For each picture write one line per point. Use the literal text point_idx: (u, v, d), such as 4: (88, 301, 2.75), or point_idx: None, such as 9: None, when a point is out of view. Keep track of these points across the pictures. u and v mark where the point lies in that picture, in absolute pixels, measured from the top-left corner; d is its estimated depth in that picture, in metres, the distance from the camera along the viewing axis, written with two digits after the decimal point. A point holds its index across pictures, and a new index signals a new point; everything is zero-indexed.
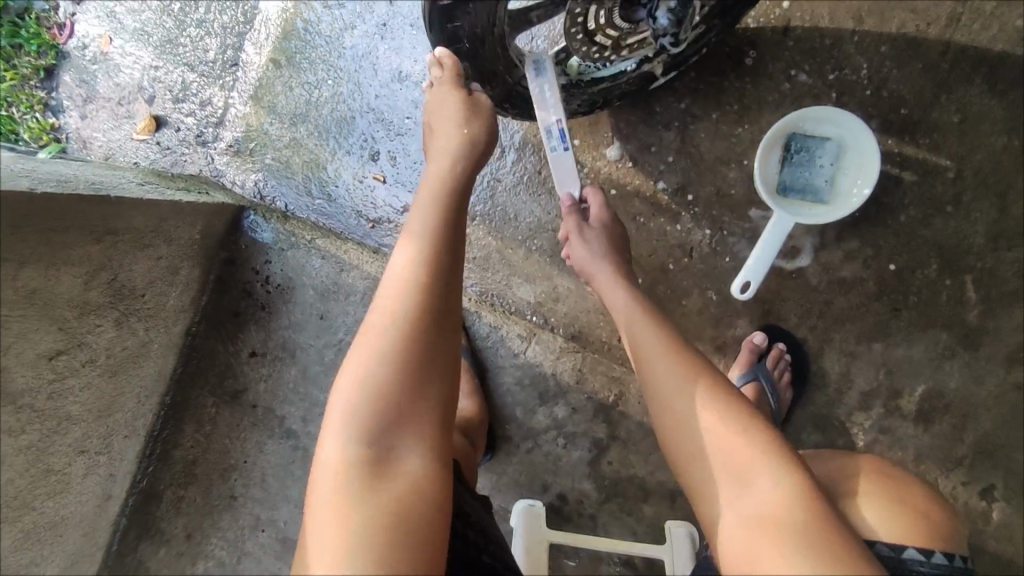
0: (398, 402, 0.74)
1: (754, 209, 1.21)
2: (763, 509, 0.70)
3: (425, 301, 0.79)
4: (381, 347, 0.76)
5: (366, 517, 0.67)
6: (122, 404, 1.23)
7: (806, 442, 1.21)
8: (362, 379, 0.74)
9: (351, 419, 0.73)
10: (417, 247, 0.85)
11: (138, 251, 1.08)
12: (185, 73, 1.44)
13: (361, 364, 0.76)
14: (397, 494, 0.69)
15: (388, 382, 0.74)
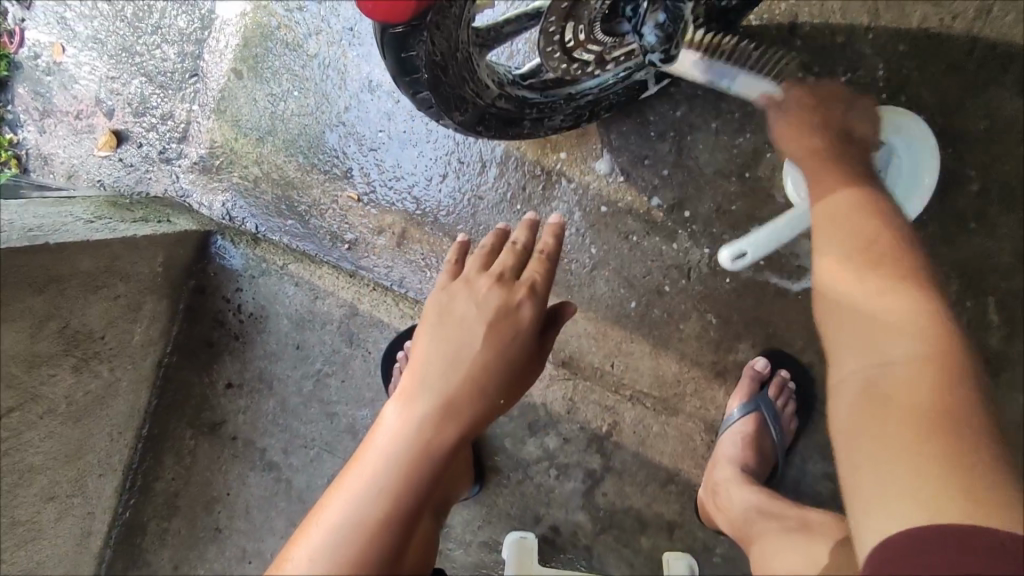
0: (404, 492, 0.74)
1: (757, 226, 1.11)
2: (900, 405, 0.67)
3: (447, 416, 0.76)
4: (396, 501, 0.73)
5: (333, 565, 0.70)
6: (92, 445, 1.17)
7: (812, 472, 1.15)
8: (361, 527, 0.71)
9: (353, 501, 0.73)
10: (447, 401, 0.77)
11: (91, 295, 1.01)
12: (143, 84, 1.34)
13: (365, 516, 0.72)
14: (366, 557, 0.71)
15: (403, 475, 0.74)
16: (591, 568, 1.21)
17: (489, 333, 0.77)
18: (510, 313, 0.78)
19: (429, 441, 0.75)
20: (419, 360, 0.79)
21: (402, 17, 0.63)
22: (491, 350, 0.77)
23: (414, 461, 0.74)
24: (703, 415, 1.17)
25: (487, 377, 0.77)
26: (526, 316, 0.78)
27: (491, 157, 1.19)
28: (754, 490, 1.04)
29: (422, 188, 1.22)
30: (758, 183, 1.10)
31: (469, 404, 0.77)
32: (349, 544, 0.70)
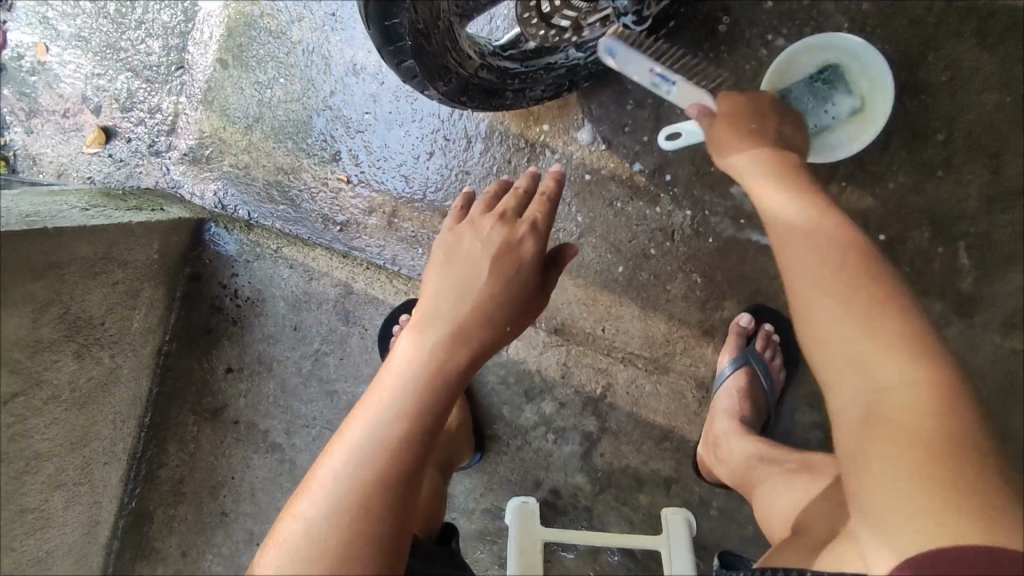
0: (412, 418, 0.74)
1: (737, 186, 1.15)
2: (894, 428, 0.64)
3: (454, 345, 0.79)
4: (413, 423, 0.74)
5: (339, 500, 0.69)
6: (97, 432, 1.19)
7: (801, 421, 1.19)
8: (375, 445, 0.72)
9: (365, 434, 0.73)
10: (459, 326, 0.80)
11: (90, 281, 1.03)
12: (129, 79, 1.36)
13: (383, 434, 0.73)
14: (374, 493, 0.70)
15: (414, 401, 0.75)
16: (592, 527, 1.25)
17: (497, 261, 0.82)
18: (513, 248, 0.83)
19: (445, 364, 0.78)
20: (432, 292, 0.83)
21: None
22: (494, 275, 0.82)
23: (428, 385, 0.76)
24: (694, 373, 1.21)
25: (497, 303, 0.81)
26: (529, 251, 0.83)
27: (475, 133, 1.22)
28: (753, 441, 1.07)
29: (409, 167, 1.25)
30: None
31: (478, 326, 0.80)
32: (366, 461, 0.71)
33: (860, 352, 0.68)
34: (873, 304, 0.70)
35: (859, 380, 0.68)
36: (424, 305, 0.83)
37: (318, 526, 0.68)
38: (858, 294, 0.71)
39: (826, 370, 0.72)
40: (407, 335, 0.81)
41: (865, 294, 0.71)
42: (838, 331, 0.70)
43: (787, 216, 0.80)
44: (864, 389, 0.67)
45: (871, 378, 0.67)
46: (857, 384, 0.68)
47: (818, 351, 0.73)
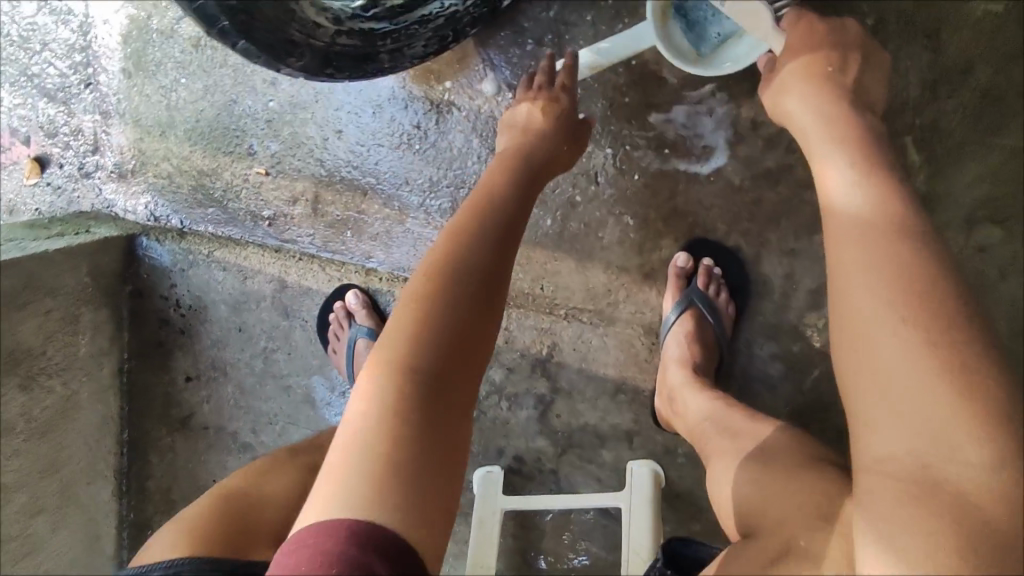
0: (473, 237, 0.81)
1: (655, 114, 1.06)
2: (951, 502, 0.49)
3: (507, 179, 0.90)
4: (471, 238, 0.81)
5: (416, 304, 0.74)
6: (70, 455, 1.24)
7: (759, 355, 1.12)
8: (431, 346, 0.70)
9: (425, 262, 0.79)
10: (483, 253, 0.80)
11: (18, 314, 1.04)
12: (48, 105, 1.34)
13: (433, 336, 0.71)
14: (438, 293, 0.75)
15: (476, 225, 0.83)
16: (561, 488, 1.23)
17: (515, 174, 0.91)
18: (554, 99, 0.97)
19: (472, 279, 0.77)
20: (445, 235, 0.83)
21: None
22: (532, 133, 0.95)
23: (480, 212, 0.85)
24: (641, 320, 1.16)
25: (500, 232, 0.83)
26: (566, 100, 0.98)
27: (380, 101, 1.16)
28: (704, 392, 0.99)
29: (324, 149, 1.21)
30: (646, 69, 1.04)
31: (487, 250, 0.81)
32: (433, 357, 0.70)
33: (917, 403, 0.51)
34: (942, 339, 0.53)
35: (900, 429, 0.52)
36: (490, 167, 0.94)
37: (377, 424, 0.64)
38: (929, 327, 0.54)
39: (857, 401, 0.55)
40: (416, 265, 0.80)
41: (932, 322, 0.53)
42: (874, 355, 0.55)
43: (852, 208, 0.64)
44: (901, 436, 0.52)
45: (923, 425, 0.51)
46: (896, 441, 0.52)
47: (844, 357, 0.57)
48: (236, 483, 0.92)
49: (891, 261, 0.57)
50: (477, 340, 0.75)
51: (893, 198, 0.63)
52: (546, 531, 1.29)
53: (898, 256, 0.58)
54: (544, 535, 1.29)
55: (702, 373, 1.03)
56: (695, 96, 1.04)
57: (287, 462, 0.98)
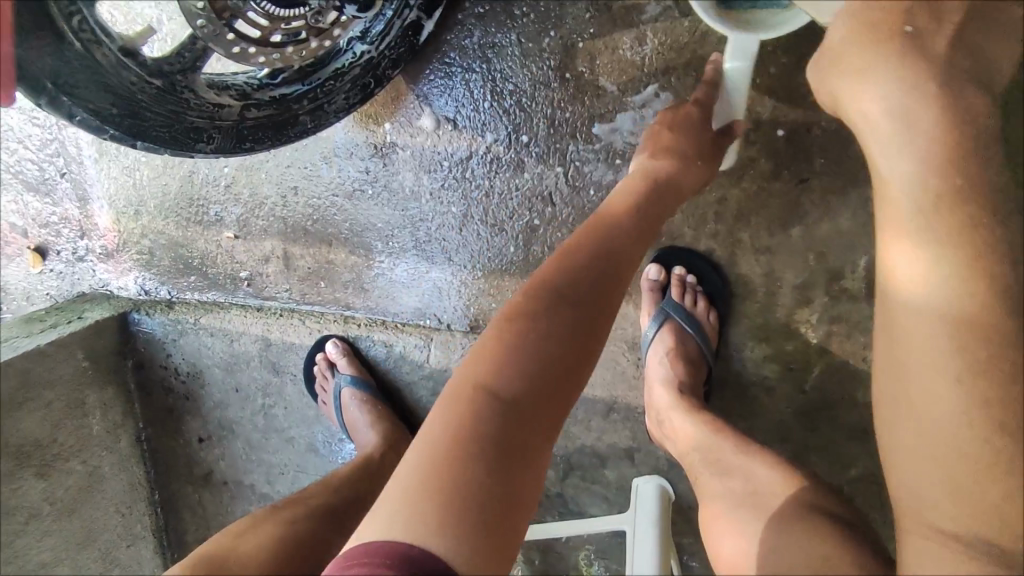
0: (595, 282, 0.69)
1: (598, 125, 1.00)
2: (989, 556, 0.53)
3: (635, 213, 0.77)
4: (590, 281, 0.69)
5: (516, 342, 0.63)
6: (104, 524, 1.30)
7: (752, 359, 1.05)
8: (521, 382, 0.61)
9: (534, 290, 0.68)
10: (591, 279, 0.69)
11: (19, 410, 1.11)
12: (34, 198, 1.41)
13: (525, 369, 0.62)
14: (538, 337, 0.64)
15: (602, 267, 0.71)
16: (569, 509, 1.21)
17: (637, 208, 0.77)
18: (687, 115, 0.84)
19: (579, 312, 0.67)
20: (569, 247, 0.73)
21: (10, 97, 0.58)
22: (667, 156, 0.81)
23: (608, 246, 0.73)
24: (622, 335, 1.11)
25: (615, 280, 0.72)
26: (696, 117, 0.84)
27: (327, 152, 1.13)
28: (688, 410, 0.93)
29: (284, 207, 1.20)
30: (582, 80, 0.98)
31: (598, 275, 0.71)
32: (530, 394, 0.61)
33: (957, 528, 0.54)
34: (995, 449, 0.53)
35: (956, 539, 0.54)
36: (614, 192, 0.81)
37: (451, 464, 0.56)
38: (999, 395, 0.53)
39: (912, 485, 0.57)
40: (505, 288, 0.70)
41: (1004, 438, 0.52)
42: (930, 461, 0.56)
43: (925, 293, 0.57)
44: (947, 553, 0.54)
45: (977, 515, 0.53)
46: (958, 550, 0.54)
47: (904, 437, 0.58)
48: (211, 547, 0.87)
49: (956, 370, 0.54)
50: (570, 377, 0.65)
51: (976, 277, 0.55)
52: (563, 551, 1.27)
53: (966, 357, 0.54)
54: (562, 557, 1.27)
55: (687, 390, 0.97)
56: (638, 100, 0.97)
57: (267, 519, 0.93)
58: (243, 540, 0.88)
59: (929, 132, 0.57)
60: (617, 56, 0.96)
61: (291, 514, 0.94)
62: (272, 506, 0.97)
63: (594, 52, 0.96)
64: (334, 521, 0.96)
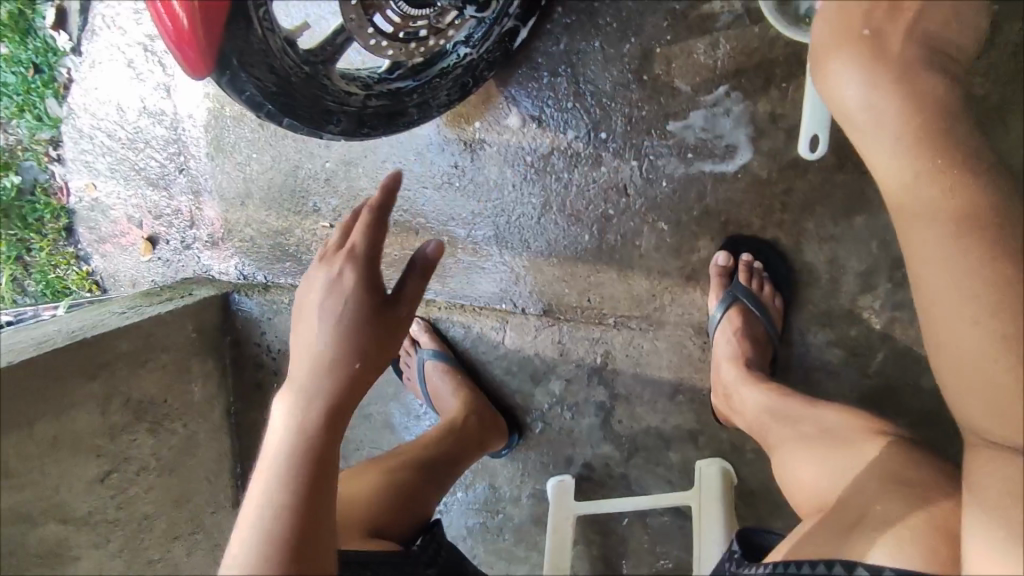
0: (319, 408, 0.80)
1: (672, 122, 1.10)
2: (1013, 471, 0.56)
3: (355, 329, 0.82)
4: (308, 408, 0.80)
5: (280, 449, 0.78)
6: (195, 488, 1.41)
7: (815, 343, 1.11)
8: (300, 420, 0.79)
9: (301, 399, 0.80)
10: (337, 319, 0.82)
11: (140, 369, 1.23)
12: (152, 192, 1.59)
13: (299, 413, 0.80)
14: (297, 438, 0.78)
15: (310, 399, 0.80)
16: (632, 491, 1.26)
17: (368, 317, 0.83)
18: (348, 261, 0.83)
19: (345, 353, 0.82)
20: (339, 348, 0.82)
21: (203, 75, 0.75)
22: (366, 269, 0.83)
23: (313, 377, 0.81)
24: (689, 320, 1.18)
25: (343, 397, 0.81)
26: (355, 269, 0.83)
27: (421, 148, 1.26)
28: (759, 386, 1.02)
29: None
30: (658, 81, 1.09)
31: (405, 302, 0.86)
32: (315, 419, 0.79)
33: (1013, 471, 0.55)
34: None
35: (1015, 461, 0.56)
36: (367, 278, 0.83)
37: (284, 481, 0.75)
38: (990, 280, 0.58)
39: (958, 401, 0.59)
40: (326, 275, 0.83)
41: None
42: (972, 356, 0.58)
43: (888, 168, 0.68)
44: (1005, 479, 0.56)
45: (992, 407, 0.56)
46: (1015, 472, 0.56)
47: (943, 344, 0.60)
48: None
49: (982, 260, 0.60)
50: (324, 472, 0.78)
51: (926, 146, 0.66)
52: (624, 535, 1.31)
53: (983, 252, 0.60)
54: (623, 540, 1.31)
55: (756, 369, 1.06)
56: (710, 99, 1.07)
57: (370, 469, 1.11)
58: (354, 486, 1.08)
59: (886, 78, 0.67)
60: (692, 59, 1.06)
61: (388, 464, 1.11)
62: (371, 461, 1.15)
63: (670, 56, 1.07)
64: (424, 471, 1.11)
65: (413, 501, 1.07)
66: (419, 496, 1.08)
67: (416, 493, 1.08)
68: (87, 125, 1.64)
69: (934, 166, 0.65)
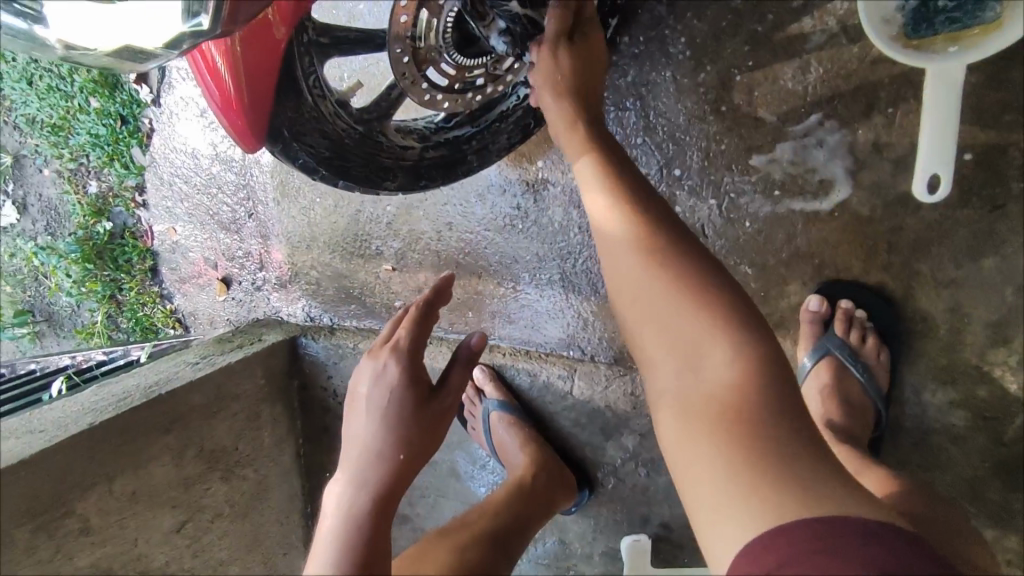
0: (375, 479, 0.92)
1: (755, 156, 0.99)
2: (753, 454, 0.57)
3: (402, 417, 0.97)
4: (363, 481, 0.92)
5: (341, 508, 0.90)
6: (268, 531, 1.42)
7: (933, 403, 0.97)
8: (348, 507, 0.90)
9: (356, 472, 0.93)
10: (385, 412, 0.96)
11: (212, 419, 1.25)
12: (224, 236, 1.63)
13: (352, 502, 0.90)
14: (359, 507, 0.90)
15: (363, 475, 0.92)
16: None
17: (415, 404, 0.98)
18: (398, 352, 1.00)
19: (389, 445, 0.95)
20: (387, 426, 0.96)
21: (255, 146, 0.72)
22: (417, 360, 1.00)
23: (366, 455, 0.94)
24: None
25: (394, 475, 0.94)
26: (405, 362, 0.99)
27: (482, 190, 1.22)
28: (836, 452, 0.87)
29: (438, 240, 1.30)
30: (738, 112, 0.98)
31: (445, 392, 1.03)
32: (363, 501, 0.90)
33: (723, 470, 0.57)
34: (765, 432, 0.58)
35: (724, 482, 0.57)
36: (411, 371, 0.99)
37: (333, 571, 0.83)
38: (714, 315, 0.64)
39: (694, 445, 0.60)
40: (373, 368, 0.99)
41: (744, 430, 0.58)
42: (705, 452, 0.59)
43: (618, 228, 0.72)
44: (716, 502, 0.57)
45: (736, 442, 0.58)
46: (738, 504, 0.55)
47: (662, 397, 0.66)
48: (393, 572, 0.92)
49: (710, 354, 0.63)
50: (381, 537, 0.89)
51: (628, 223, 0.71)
52: None
53: (693, 305, 0.65)
54: None
55: (842, 432, 0.91)
56: (800, 130, 0.95)
57: (436, 546, 0.99)
58: (422, 563, 0.94)
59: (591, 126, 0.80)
60: (778, 86, 0.95)
61: (459, 540, 1.00)
62: (432, 535, 1.02)
63: (752, 84, 0.97)
64: (497, 545, 1.02)
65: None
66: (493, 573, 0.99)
67: (490, 571, 0.98)
68: (167, 173, 1.72)
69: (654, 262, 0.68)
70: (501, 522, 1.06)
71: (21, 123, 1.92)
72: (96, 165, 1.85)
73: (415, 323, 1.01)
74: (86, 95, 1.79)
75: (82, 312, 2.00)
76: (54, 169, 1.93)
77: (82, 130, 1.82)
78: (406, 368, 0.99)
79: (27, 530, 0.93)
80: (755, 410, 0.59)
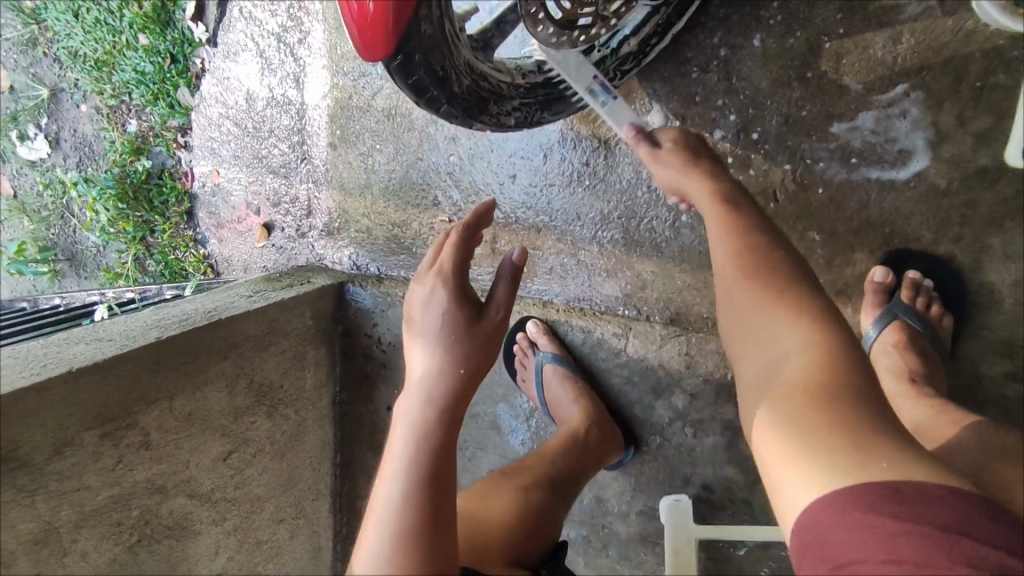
0: (450, 394, 0.81)
1: (836, 123, 1.02)
2: (826, 409, 0.62)
3: (468, 339, 0.84)
4: (437, 392, 0.80)
5: (416, 416, 0.79)
6: (300, 475, 1.41)
7: (989, 374, 1.02)
8: (422, 412, 0.79)
9: (426, 384, 0.81)
10: (440, 332, 0.84)
11: (264, 353, 1.25)
12: (272, 180, 1.62)
13: (424, 408, 0.79)
14: (433, 414, 0.79)
15: (435, 388, 0.81)
16: (757, 518, 1.20)
17: (475, 326, 0.86)
18: (446, 276, 0.87)
19: (454, 360, 0.82)
20: (450, 347, 0.83)
21: (376, 59, 0.74)
22: (467, 286, 0.88)
23: (438, 372, 0.82)
24: None
25: (464, 392, 0.82)
26: (453, 289, 0.86)
27: (549, 144, 1.20)
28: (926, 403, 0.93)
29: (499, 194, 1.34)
30: (824, 79, 1.01)
31: (493, 309, 0.88)
32: (439, 411, 0.79)
33: (829, 427, 0.61)
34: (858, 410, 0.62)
35: (819, 443, 0.60)
36: (465, 293, 0.87)
37: (409, 476, 0.73)
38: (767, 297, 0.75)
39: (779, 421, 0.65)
40: (420, 293, 0.87)
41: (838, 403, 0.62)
42: (801, 437, 0.62)
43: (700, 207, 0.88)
44: (805, 468, 0.60)
45: (833, 423, 0.61)
46: (823, 457, 0.59)
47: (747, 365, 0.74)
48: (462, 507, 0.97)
49: (782, 353, 0.70)
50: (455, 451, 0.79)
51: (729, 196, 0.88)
52: (742, 565, 1.23)
53: (782, 297, 0.74)
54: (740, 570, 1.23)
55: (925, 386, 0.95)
56: (885, 100, 0.99)
57: (501, 487, 1.02)
58: (489, 503, 0.98)
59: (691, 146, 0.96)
60: (867, 55, 0.99)
61: (524, 483, 1.03)
62: (496, 475, 1.06)
63: (841, 52, 1.00)
64: (558, 493, 1.05)
65: (546, 522, 1.00)
66: (553, 516, 1.02)
67: (551, 515, 1.01)
68: (215, 113, 1.71)
69: (744, 268, 0.78)
70: (560, 470, 1.08)
71: (63, 56, 1.89)
72: (138, 104, 1.83)
73: (459, 250, 0.88)
74: (134, 31, 1.76)
75: (110, 253, 1.97)
76: (92, 105, 1.89)
77: (127, 66, 1.79)
78: (455, 291, 0.86)
79: (95, 434, 0.93)
80: (839, 380, 0.64)
